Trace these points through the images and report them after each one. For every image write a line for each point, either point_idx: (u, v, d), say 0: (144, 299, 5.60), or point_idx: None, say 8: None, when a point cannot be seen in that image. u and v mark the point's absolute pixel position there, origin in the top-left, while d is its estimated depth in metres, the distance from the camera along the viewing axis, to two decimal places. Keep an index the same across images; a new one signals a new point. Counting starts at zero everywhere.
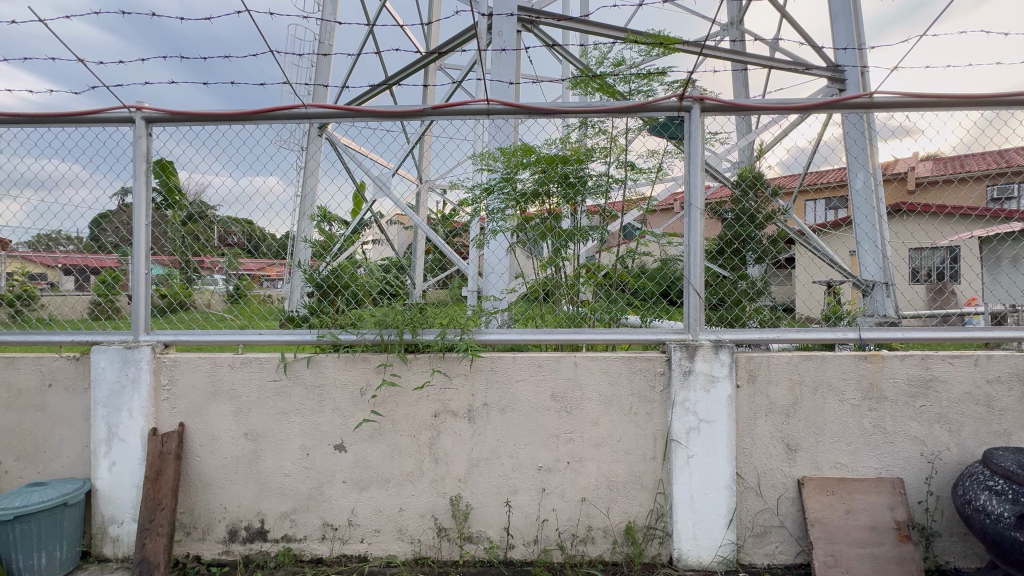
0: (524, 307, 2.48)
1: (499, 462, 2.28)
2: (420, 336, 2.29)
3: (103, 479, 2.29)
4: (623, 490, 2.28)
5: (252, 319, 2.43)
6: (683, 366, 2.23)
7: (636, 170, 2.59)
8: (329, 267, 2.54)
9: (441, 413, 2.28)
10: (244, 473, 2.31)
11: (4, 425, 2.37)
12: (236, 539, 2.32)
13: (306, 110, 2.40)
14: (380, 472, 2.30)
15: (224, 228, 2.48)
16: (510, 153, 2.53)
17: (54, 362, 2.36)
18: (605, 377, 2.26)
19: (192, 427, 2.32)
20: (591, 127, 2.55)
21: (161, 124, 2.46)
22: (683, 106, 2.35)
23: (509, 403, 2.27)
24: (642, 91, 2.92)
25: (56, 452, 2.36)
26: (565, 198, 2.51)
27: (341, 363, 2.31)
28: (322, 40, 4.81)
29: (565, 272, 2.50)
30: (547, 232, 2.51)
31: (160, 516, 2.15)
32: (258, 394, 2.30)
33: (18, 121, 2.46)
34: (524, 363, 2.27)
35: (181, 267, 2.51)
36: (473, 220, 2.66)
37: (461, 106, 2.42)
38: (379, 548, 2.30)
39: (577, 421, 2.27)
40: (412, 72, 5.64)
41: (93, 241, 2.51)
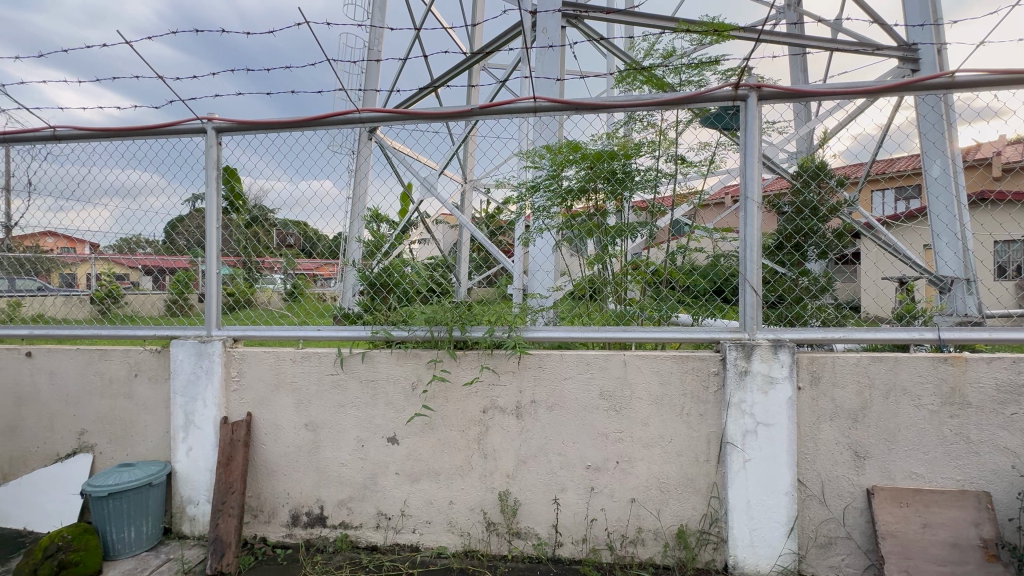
0: (571, 305, 2.47)
1: (548, 459, 2.28)
2: (469, 333, 2.33)
3: (182, 461, 2.49)
4: (675, 492, 2.22)
5: (310, 316, 2.58)
6: (739, 366, 2.14)
7: (686, 164, 2.52)
8: (381, 265, 2.62)
9: (489, 410, 2.31)
10: (305, 462, 2.44)
11: (98, 410, 2.63)
12: (298, 523, 2.46)
13: (359, 114, 2.49)
14: (431, 465, 2.36)
15: (280, 231, 2.64)
16: (556, 150, 2.51)
17: (140, 354, 2.59)
18: (656, 376, 2.21)
19: (259, 416, 2.48)
20: (639, 122, 2.52)
21: (229, 134, 2.63)
22: (738, 95, 2.25)
23: (557, 401, 2.27)
24: (693, 81, 2.83)
25: (141, 436, 2.59)
26: (611, 194, 2.47)
27: (393, 359, 2.38)
28: (372, 47, 4.97)
29: (611, 269, 2.47)
30: (591, 230, 2.48)
31: (232, 498, 2.31)
32: (317, 387, 2.42)
33: (105, 135, 2.70)
34: (573, 361, 2.26)
35: (244, 267, 2.69)
36: (519, 219, 2.63)
37: (509, 104, 2.44)
38: (430, 539, 2.37)
39: (627, 420, 2.23)
40: (457, 73, 5.72)
41: (168, 244, 2.74)
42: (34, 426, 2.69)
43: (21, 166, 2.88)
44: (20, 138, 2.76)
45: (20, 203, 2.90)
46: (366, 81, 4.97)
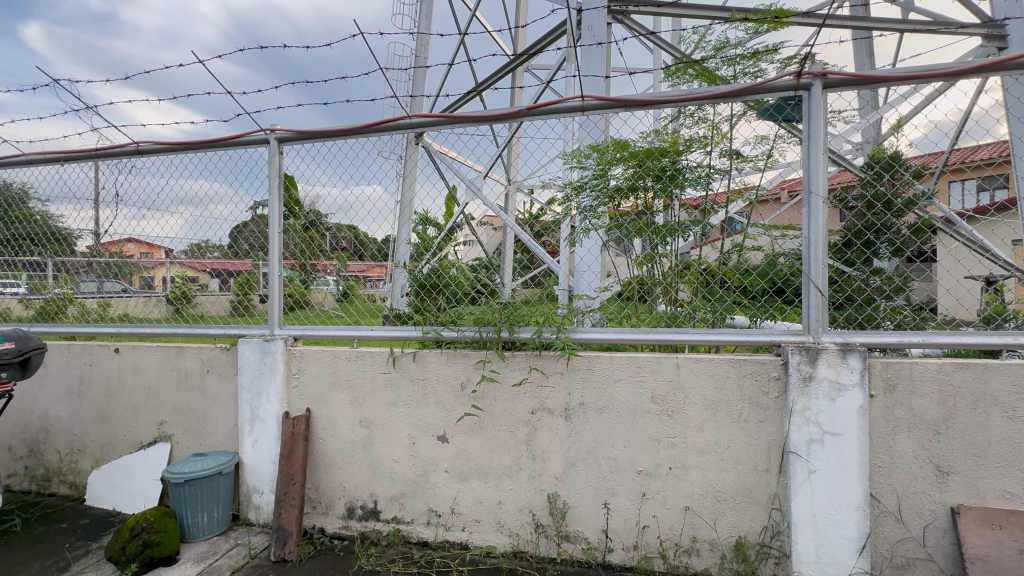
0: (619, 306, 2.43)
1: (597, 463, 2.25)
2: (517, 334, 2.34)
3: (248, 453, 2.65)
4: (732, 502, 2.13)
5: (359, 316, 2.69)
6: (802, 371, 2.02)
7: (741, 158, 2.41)
8: (429, 266, 2.68)
9: (538, 411, 2.31)
10: (360, 457, 2.53)
11: (175, 402, 2.84)
12: (353, 516, 2.55)
13: (410, 120, 2.56)
14: (480, 464, 2.38)
15: (334, 234, 2.75)
16: (603, 148, 2.47)
17: (211, 351, 2.77)
18: (711, 380, 2.13)
19: (317, 412, 2.59)
20: (690, 116, 2.42)
21: (290, 143, 2.77)
22: (801, 84, 2.13)
23: (607, 403, 2.23)
24: (749, 72, 2.65)
25: (213, 428, 2.78)
26: (660, 191, 2.39)
27: (443, 359, 2.43)
28: (419, 54, 5.10)
29: (659, 270, 2.41)
30: (638, 230, 2.42)
31: (293, 490, 2.43)
32: (371, 384, 2.51)
33: (179, 148, 2.91)
34: (622, 363, 2.21)
35: (299, 269, 2.81)
36: (564, 219, 2.61)
37: (556, 104, 2.42)
38: (479, 537, 2.39)
39: (680, 425, 2.16)
40: (502, 76, 5.76)
41: (232, 248, 2.93)
42: (121, 416, 2.95)
43: (108, 179, 3.16)
44: (108, 154, 3.03)
45: (107, 213, 3.18)
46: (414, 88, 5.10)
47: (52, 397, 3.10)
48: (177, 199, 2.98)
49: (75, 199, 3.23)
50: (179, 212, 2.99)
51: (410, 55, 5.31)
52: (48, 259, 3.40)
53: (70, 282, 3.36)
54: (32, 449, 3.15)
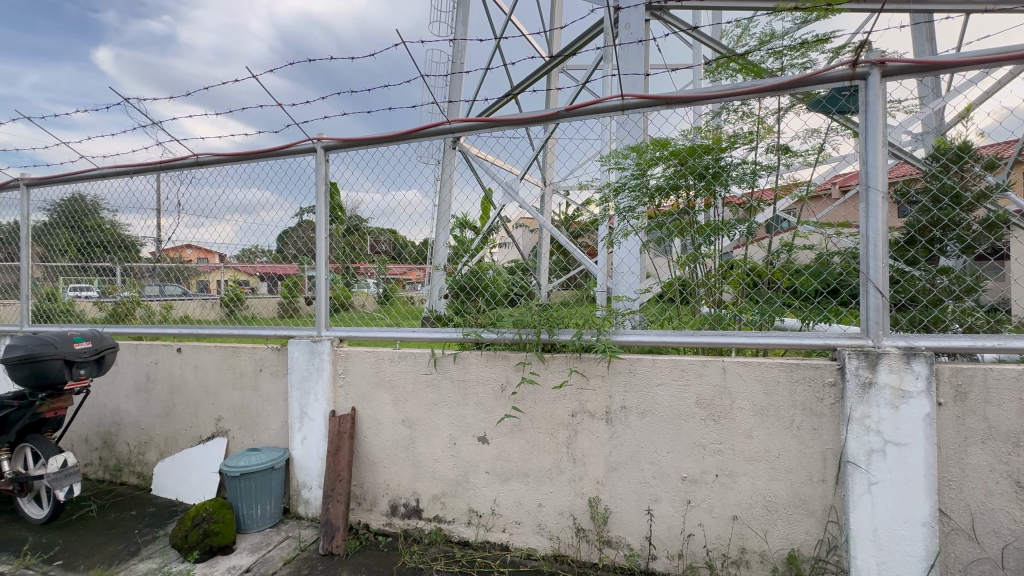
0: (661, 308, 2.39)
1: (640, 468, 2.20)
2: (557, 336, 2.33)
3: (298, 449, 2.76)
4: (784, 513, 2.04)
5: (397, 317, 2.74)
6: (861, 377, 1.91)
7: (790, 153, 2.29)
8: (468, 268, 2.70)
9: (579, 414, 2.29)
10: (402, 455, 2.59)
11: (231, 399, 3.00)
12: (396, 513, 2.61)
13: (449, 125, 2.60)
14: (521, 466, 2.38)
15: (374, 238, 2.84)
16: (641, 147, 2.42)
17: (264, 352, 2.91)
18: (760, 385, 2.05)
19: (361, 411, 2.67)
20: (734, 111, 2.34)
21: (336, 151, 2.87)
22: (857, 74, 2.02)
23: (649, 407, 2.18)
24: (796, 65, 2.54)
25: (265, 424, 2.91)
26: (701, 190, 2.32)
27: (483, 361, 2.45)
28: (455, 59, 5.18)
29: (700, 272, 2.34)
30: (679, 230, 2.35)
31: (340, 486, 2.51)
32: (413, 385, 2.56)
33: (233, 159, 3.08)
34: (666, 366, 2.16)
35: (343, 272, 2.92)
36: (602, 220, 2.56)
37: (595, 104, 2.39)
38: (519, 539, 2.39)
39: (727, 431, 2.09)
40: (537, 78, 5.76)
41: (280, 252, 3.07)
42: (182, 411, 3.14)
43: (170, 190, 3.37)
44: (171, 166, 3.24)
45: (169, 222, 3.40)
46: (451, 93, 5.19)
47: (122, 393, 3.34)
48: (231, 207, 3.15)
49: (140, 209, 3.47)
50: (232, 219, 3.16)
51: (447, 61, 5.40)
52: (117, 265, 3.67)
53: (137, 286, 3.62)
54: (105, 441, 3.40)
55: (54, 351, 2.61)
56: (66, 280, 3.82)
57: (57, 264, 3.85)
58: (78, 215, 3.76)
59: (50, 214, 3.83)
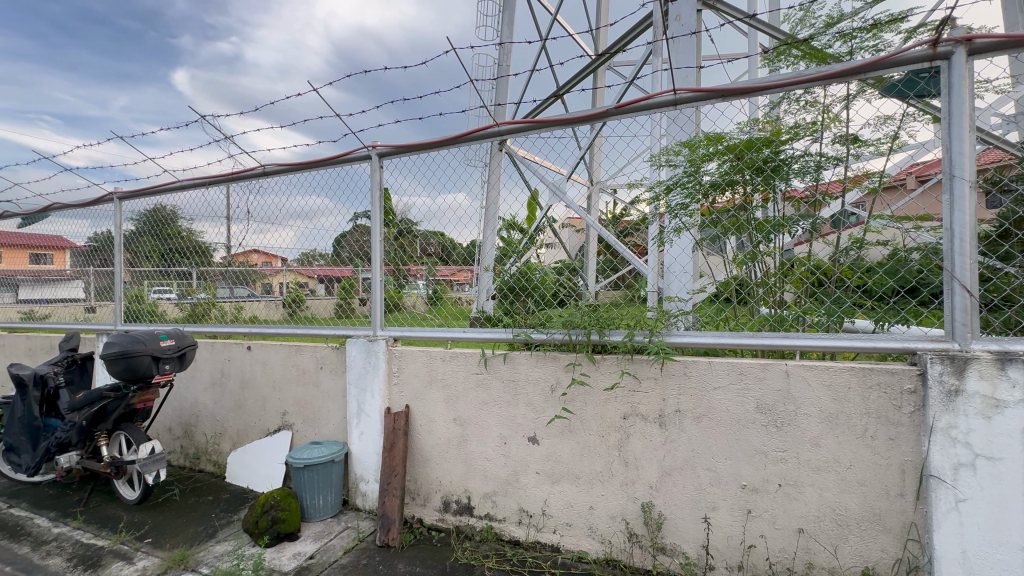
0: (715, 309, 2.31)
1: (696, 475, 2.13)
2: (607, 337, 2.30)
3: (356, 443, 2.88)
4: (857, 528, 1.91)
5: (447, 318, 2.81)
6: (946, 385, 1.75)
7: (859, 142, 2.13)
8: (515, 268, 2.72)
9: (631, 416, 2.24)
10: (454, 453, 2.64)
11: (295, 395, 3.18)
12: (449, 510, 2.67)
13: (498, 128, 2.61)
14: (571, 468, 2.37)
15: (423, 241, 2.93)
16: (693, 142, 2.35)
17: (324, 351, 3.06)
18: (828, 391, 1.93)
19: (415, 409, 2.75)
20: (796, 101, 2.21)
21: (389, 157, 2.97)
22: (938, 54, 1.86)
23: (705, 411, 2.11)
24: (867, 47, 2.35)
25: (326, 420, 3.06)
26: (757, 186, 2.22)
27: (533, 361, 2.45)
28: (501, 62, 5.22)
29: (760, 271, 2.24)
30: (735, 228, 2.26)
31: (395, 480, 2.60)
32: (465, 384, 2.60)
33: (295, 168, 3.26)
34: (723, 369, 2.08)
35: (394, 274, 3.03)
36: (653, 219, 2.50)
37: (646, 100, 2.33)
38: (570, 541, 2.38)
39: (792, 439, 1.98)
40: (582, 77, 5.71)
41: (336, 256, 3.22)
42: (252, 405, 3.36)
43: (239, 199, 3.63)
44: (240, 177, 3.49)
45: (239, 228, 3.67)
46: (497, 97, 5.24)
47: (200, 387, 3.62)
48: (291, 214, 3.34)
49: (214, 218, 3.76)
50: (293, 225, 3.34)
51: (493, 64, 5.46)
52: (194, 269, 3.99)
53: (212, 288, 3.92)
54: (186, 430, 3.71)
55: (143, 348, 2.88)
56: (151, 283, 4.19)
57: (142, 268, 4.24)
58: (160, 224, 4.12)
59: (138, 224, 4.23)
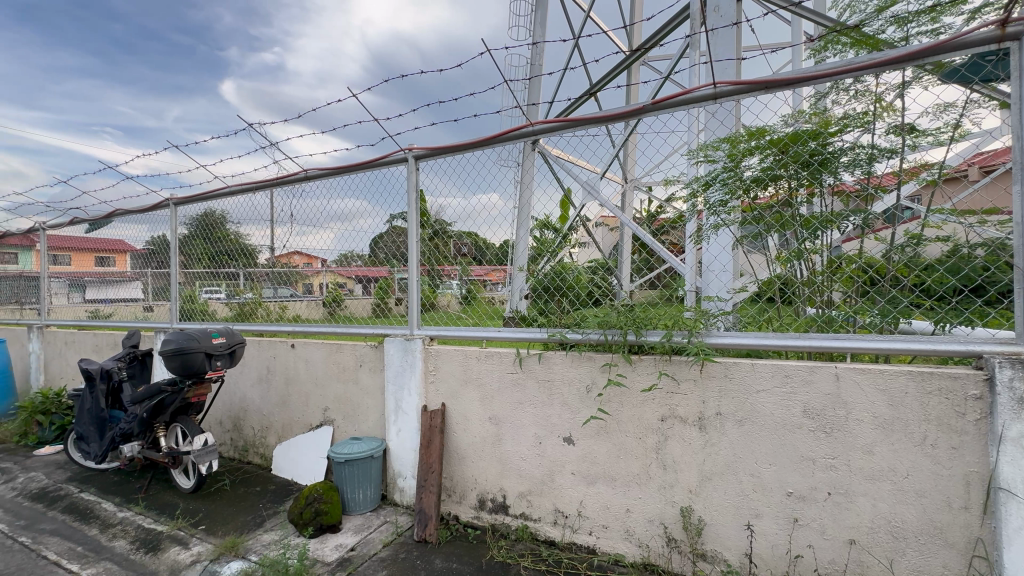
0: (753, 310, 2.24)
1: (738, 480, 2.07)
2: (644, 337, 2.27)
3: (394, 440, 2.95)
4: (915, 541, 1.80)
5: (481, 317, 2.84)
6: (1018, 391, 1.62)
7: (916, 132, 1.99)
8: (549, 267, 2.71)
9: (668, 418, 2.20)
10: (489, 452, 2.66)
11: (336, 392, 3.29)
12: (484, 507, 2.69)
13: (533, 128, 2.61)
14: (607, 470, 2.34)
15: (456, 242, 2.96)
16: (734, 137, 2.29)
17: (363, 349, 3.15)
18: (883, 396, 1.83)
19: (451, 407, 2.79)
20: (845, 91, 2.10)
21: (425, 160, 3.02)
22: (1007, 36, 1.73)
23: (748, 415, 2.04)
24: (925, 32, 2.20)
25: (365, 416, 3.15)
26: (801, 180, 2.13)
27: (568, 361, 2.44)
28: (534, 62, 5.22)
29: (806, 269, 2.15)
30: (780, 225, 2.18)
31: (432, 477, 2.65)
32: (500, 383, 2.62)
33: (335, 172, 3.36)
34: (766, 371, 2.00)
35: (429, 274, 3.09)
36: (691, 216, 2.42)
37: (685, 95, 2.27)
38: (607, 544, 2.35)
39: (842, 445, 1.89)
40: (616, 75, 5.63)
41: (373, 257, 3.30)
42: (296, 401, 3.50)
43: (283, 203, 3.78)
44: (284, 182, 3.64)
45: (282, 231, 3.82)
46: (530, 97, 5.25)
47: (247, 382, 3.80)
48: (331, 216, 3.46)
49: (260, 221, 3.94)
50: (333, 227, 3.46)
51: (526, 64, 5.46)
52: (241, 270, 4.18)
53: (257, 289, 4.09)
54: (235, 424, 3.90)
55: (197, 344, 3.04)
56: (202, 284, 4.42)
57: (195, 270, 4.48)
58: (210, 228, 4.34)
59: (191, 228, 4.48)
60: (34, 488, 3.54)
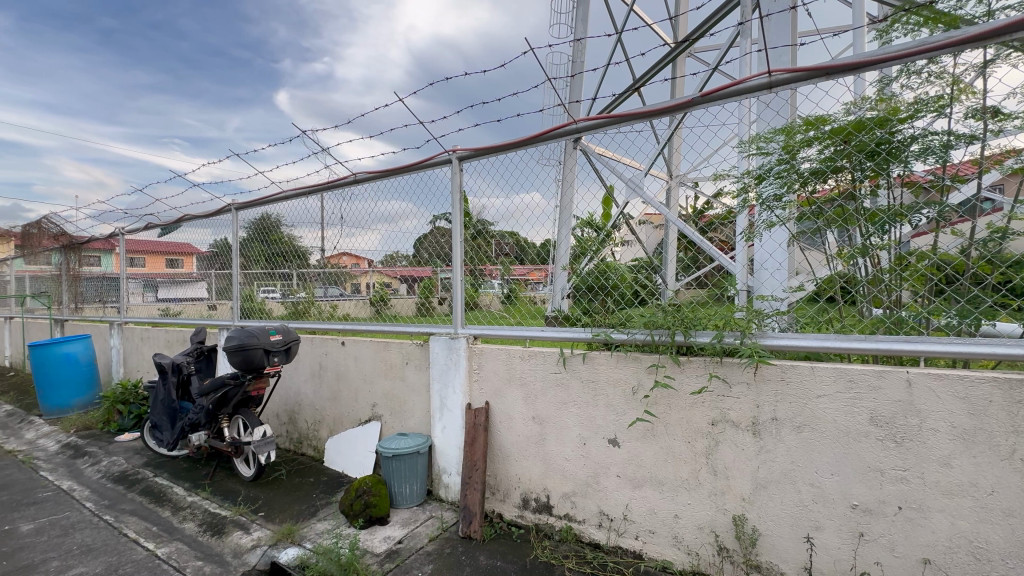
0: (809, 309, 2.14)
1: (795, 489, 1.96)
2: (693, 338, 2.19)
3: (439, 436, 3.01)
4: (1002, 565, 1.65)
5: (524, 316, 2.84)
6: None
7: (1000, 116, 1.79)
8: (592, 266, 2.68)
9: (720, 423, 2.12)
10: (533, 451, 2.66)
11: (383, 388, 3.39)
12: (528, 507, 2.69)
13: (576, 125, 2.57)
14: (654, 473, 2.28)
15: (498, 241, 2.98)
16: (790, 127, 2.16)
17: (410, 347, 3.22)
18: (962, 405, 1.68)
19: (494, 405, 2.81)
20: (917, 74, 1.93)
21: (469, 161, 3.05)
22: None
23: (808, 421, 1.93)
24: (1012, 5, 1.99)
25: (411, 412, 3.23)
26: (865, 171, 1.99)
27: (614, 361, 2.39)
28: (576, 59, 5.16)
29: (872, 267, 2.00)
30: (841, 220, 2.05)
31: (476, 475, 2.68)
32: (543, 383, 2.61)
33: (382, 175, 3.46)
34: (827, 375, 1.89)
35: (471, 274, 3.12)
36: (741, 211, 2.33)
37: (738, 85, 2.17)
38: (654, 549, 2.30)
39: (915, 457, 1.75)
40: (661, 68, 5.47)
41: (416, 257, 3.39)
42: (346, 396, 3.64)
43: (333, 206, 3.94)
44: (334, 186, 3.79)
45: (332, 233, 3.98)
46: (571, 95, 5.20)
47: (302, 377, 3.99)
48: (378, 218, 3.56)
49: (312, 224, 4.12)
50: (379, 228, 3.57)
51: (567, 62, 5.41)
52: (295, 271, 4.39)
53: (310, 288, 4.28)
54: (290, 416, 4.10)
55: (257, 341, 3.23)
56: (260, 284, 4.68)
57: (253, 271, 4.75)
58: (267, 230, 4.59)
59: (250, 231, 4.75)
60: (116, 471, 3.87)
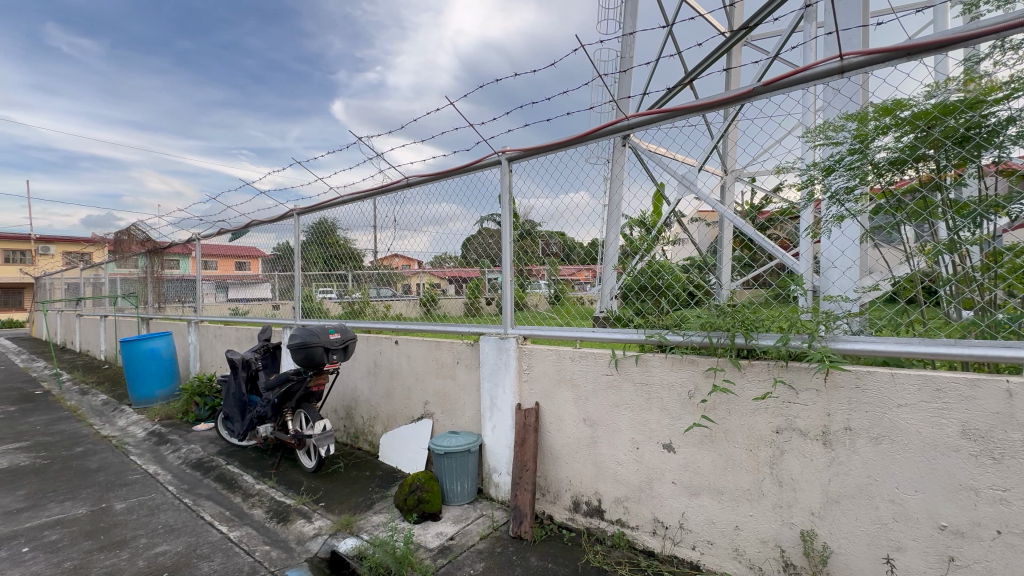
0: (884, 312, 1.97)
1: (871, 505, 1.82)
2: (755, 341, 2.08)
3: (489, 436, 3.04)
4: None
5: (572, 317, 2.81)
6: None
7: None
8: (643, 264, 2.62)
9: (785, 431, 2.00)
10: (584, 454, 2.62)
11: (435, 387, 3.46)
12: (579, 510, 2.66)
13: (627, 122, 2.52)
14: (713, 482, 2.18)
15: (546, 241, 2.95)
16: (863, 114, 2.00)
17: (460, 346, 3.27)
18: None
19: (544, 406, 2.80)
20: (1015, 49, 1.72)
21: (518, 161, 3.06)
22: None
23: (887, 432, 1.78)
24: None
25: (462, 411, 3.28)
26: (952, 159, 1.81)
27: (668, 364, 2.31)
28: (625, 55, 5.06)
29: (960, 265, 1.81)
30: (923, 213, 1.87)
31: (526, 475, 2.69)
32: (594, 385, 2.57)
33: (433, 177, 3.52)
34: (910, 383, 1.73)
35: (517, 275, 3.11)
36: (805, 206, 2.23)
37: (805, 71, 2.04)
38: (713, 561, 2.20)
39: (1018, 476, 1.57)
40: (715, 60, 5.27)
41: (463, 258, 3.44)
42: (400, 394, 3.75)
43: (386, 210, 4.07)
44: (388, 189, 3.92)
45: (385, 235, 4.11)
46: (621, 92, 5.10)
47: (358, 375, 4.15)
48: (429, 220, 3.64)
49: (366, 227, 4.29)
50: (429, 230, 3.66)
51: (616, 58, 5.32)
52: (350, 272, 4.57)
53: (364, 289, 4.44)
54: (347, 412, 4.28)
55: (317, 339, 3.39)
56: (319, 285, 4.91)
57: (313, 272, 4.99)
58: (326, 234, 4.81)
59: (309, 235, 5.00)
60: (194, 458, 4.20)
